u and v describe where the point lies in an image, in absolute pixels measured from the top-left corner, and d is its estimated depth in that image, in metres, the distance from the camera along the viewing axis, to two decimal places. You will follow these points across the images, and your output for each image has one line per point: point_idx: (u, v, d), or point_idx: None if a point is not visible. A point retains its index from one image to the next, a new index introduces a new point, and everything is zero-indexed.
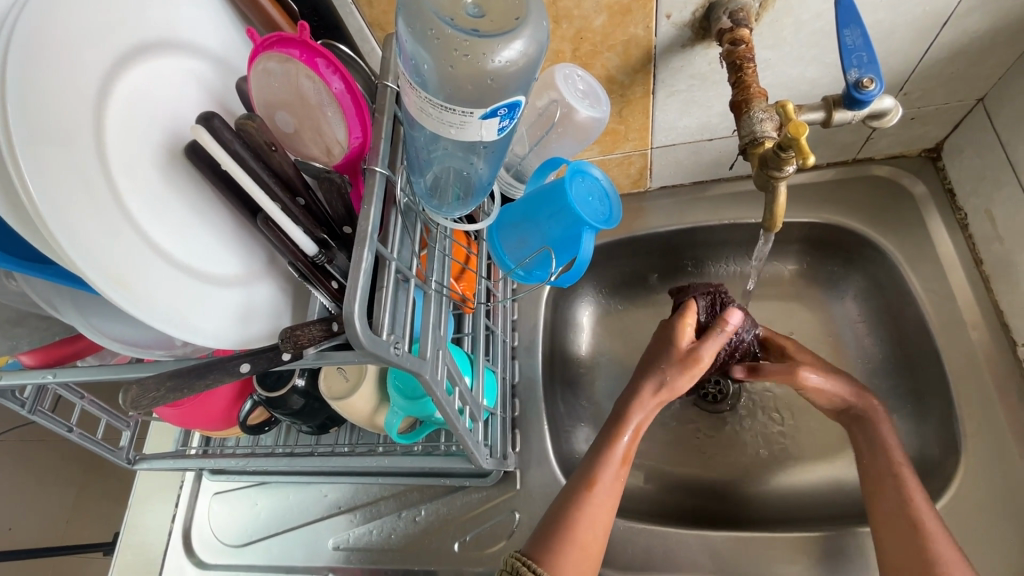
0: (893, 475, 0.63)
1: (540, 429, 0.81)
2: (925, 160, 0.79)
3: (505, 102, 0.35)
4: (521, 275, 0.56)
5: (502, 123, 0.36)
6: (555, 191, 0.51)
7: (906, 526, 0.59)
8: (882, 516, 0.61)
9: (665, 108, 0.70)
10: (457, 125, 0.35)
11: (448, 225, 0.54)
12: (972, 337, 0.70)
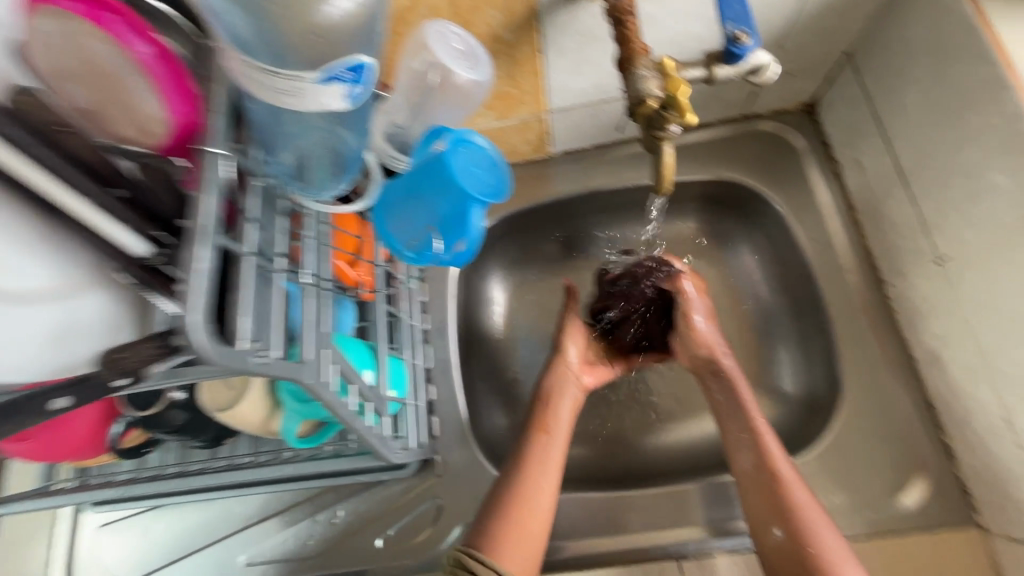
0: (737, 435, 0.68)
1: (458, 411, 0.79)
2: (804, 114, 0.83)
3: (347, 63, 0.30)
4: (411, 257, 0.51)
5: (350, 91, 0.31)
6: (439, 167, 0.46)
7: (766, 481, 0.63)
8: (745, 476, 0.65)
9: (556, 68, 0.67)
10: (294, 94, 0.30)
11: (322, 209, 0.48)
12: (847, 280, 0.75)
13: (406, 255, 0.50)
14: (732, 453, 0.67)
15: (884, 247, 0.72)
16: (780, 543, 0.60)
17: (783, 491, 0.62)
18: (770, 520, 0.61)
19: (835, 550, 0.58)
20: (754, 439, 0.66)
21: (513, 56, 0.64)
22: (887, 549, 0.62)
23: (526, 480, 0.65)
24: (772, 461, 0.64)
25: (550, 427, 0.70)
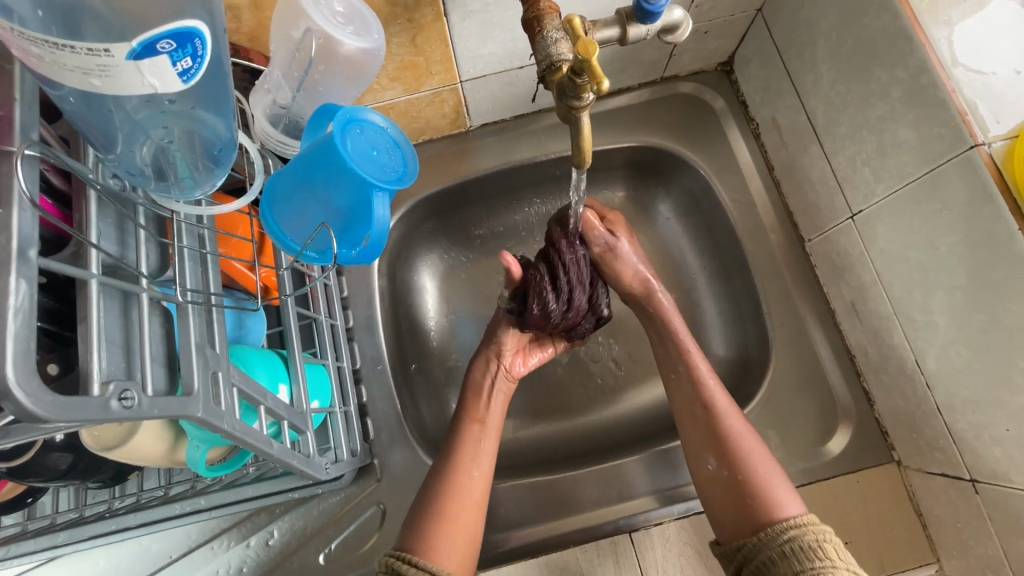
0: (677, 374, 0.69)
1: (394, 409, 0.74)
2: (721, 73, 0.82)
3: (164, 30, 0.27)
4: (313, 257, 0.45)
5: (175, 61, 0.28)
6: (329, 150, 0.40)
7: (703, 416, 0.65)
8: (685, 415, 0.67)
9: (462, 32, 0.62)
10: (104, 71, 0.27)
11: (198, 209, 0.41)
12: (770, 239, 0.76)
13: (306, 255, 0.44)
14: (673, 393, 0.69)
15: (801, 204, 0.73)
16: (719, 473, 0.61)
17: (717, 420, 0.64)
18: (707, 452, 0.63)
19: (769, 473, 0.60)
20: (690, 375, 0.68)
21: (415, 20, 0.58)
22: (818, 494, 0.66)
23: (459, 473, 0.63)
24: (711, 395, 0.66)
25: (482, 419, 0.68)
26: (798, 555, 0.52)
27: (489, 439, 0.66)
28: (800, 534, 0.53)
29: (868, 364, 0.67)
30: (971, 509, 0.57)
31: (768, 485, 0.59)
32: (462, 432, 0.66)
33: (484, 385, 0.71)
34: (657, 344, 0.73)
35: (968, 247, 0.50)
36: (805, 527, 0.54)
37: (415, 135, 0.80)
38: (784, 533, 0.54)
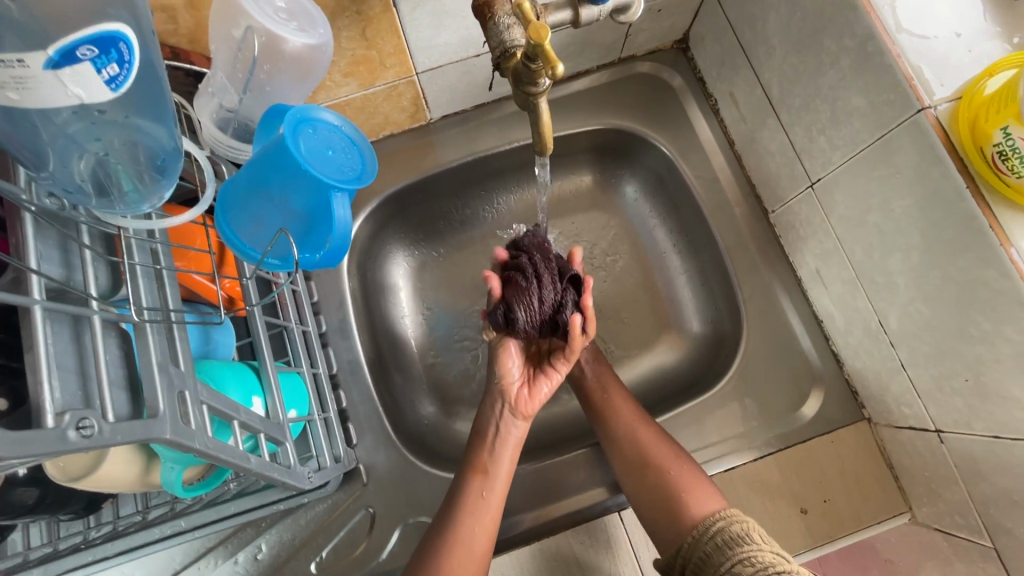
0: (605, 398, 0.72)
1: (375, 412, 0.73)
2: (677, 51, 0.82)
3: (85, 37, 0.26)
4: (276, 264, 0.43)
5: (101, 70, 0.27)
6: (282, 152, 0.39)
7: (625, 434, 0.68)
8: (611, 442, 0.68)
9: (414, 22, 0.60)
10: (21, 83, 0.25)
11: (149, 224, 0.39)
12: (735, 213, 0.78)
13: (267, 263, 0.43)
14: (602, 421, 0.70)
15: (763, 176, 0.74)
16: (643, 487, 0.64)
17: (632, 437, 0.67)
18: (631, 469, 0.65)
19: (693, 475, 0.63)
20: (604, 404, 0.71)
21: (364, 12, 0.57)
22: (796, 457, 0.68)
23: (461, 526, 0.59)
24: (625, 418, 0.69)
25: (484, 467, 0.64)
26: (728, 544, 0.56)
27: (496, 487, 0.63)
28: (727, 522, 0.58)
29: (836, 329, 0.69)
30: (938, 459, 0.60)
31: (694, 485, 0.62)
32: (464, 484, 0.63)
33: (488, 432, 0.67)
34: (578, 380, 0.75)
35: (920, 206, 0.51)
36: (730, 517, 0.58)
37: (375, 132, 0.78)
38: (712, 525, 0.58)
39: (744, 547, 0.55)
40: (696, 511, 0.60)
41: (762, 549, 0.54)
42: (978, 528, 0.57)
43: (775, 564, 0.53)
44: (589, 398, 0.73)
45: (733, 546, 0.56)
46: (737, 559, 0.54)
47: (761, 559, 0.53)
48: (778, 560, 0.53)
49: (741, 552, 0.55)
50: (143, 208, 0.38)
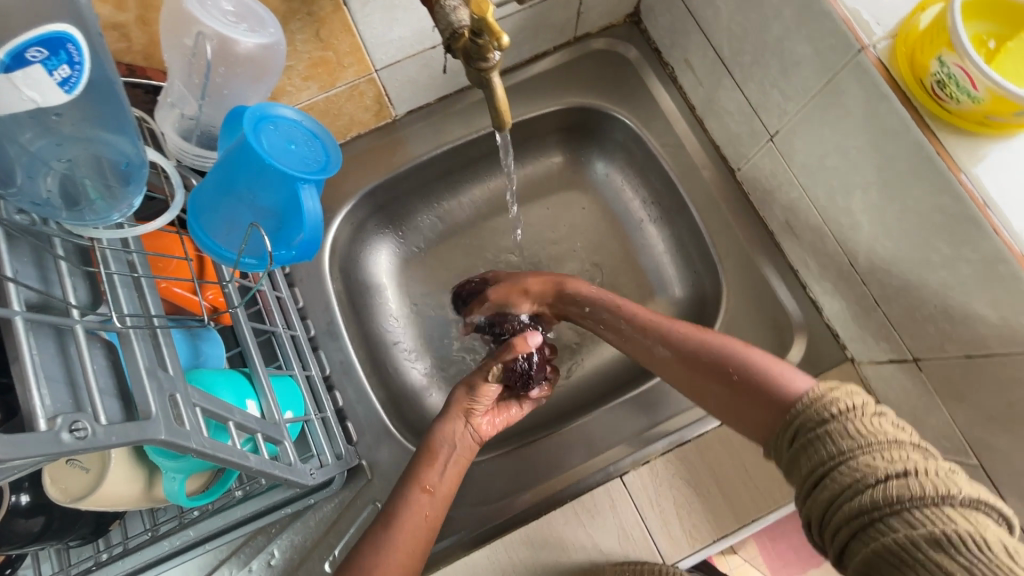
0: (633, 323, 0.68)
1: (372, 408, 0.74)
2: (631, 25, 0.84)
3: (35, 41, 0.28)
4: (253, 263, 0.44)
5: (53, 71, 0.29)
6: (244, 151, 0.40)
7: (677, 356, 0.62)
8: (669, 364, 0.63)
9: (366, 18, 0.62)
10: None
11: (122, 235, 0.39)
12: (703, 176, 0.79)
13: (245, 263, 0.43)
14: (650, 351, 0.66)
15: (724, 136, 0.76)
16: (719, 399, 0.58)
17: (700, 349, 0.60)
18: (701, 382, 0.60)
19: (768, 366, 0.55)
20: (657, 337, 0.65)
21: (315, 12, 0.58)
22: None
23: (401, 534, 0.57)
24: (683, 335, 0.63)
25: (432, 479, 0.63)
26: (819, 444, 0.46)
27: (440, 495, 0.62)
28: (838, 412, 0.46)
29: (811, 276, 0.71)
30: (920, 387, 0.61)
31: (779, 381, 0.53)
32: (409, 500, 0.60)
33: (439, 449, 0.65)
34: (624, 314, 0.70)
35: (871, 142, 0.53)
36: (815, 401, 0.49)
37: (342, 133, 0.79)
38: (804, 407, 0.49)
39: (878, 454, 0.43)
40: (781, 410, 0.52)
41: (900, 457, 0.43)
42: (964, 448, 0.59)
43: (910, 472, 0.42)
44: (637, 335, 0.67)
45: (843, 438, 0.45)
46: (851, 456, 0.44)
47: (898, 467, 0.42)
48: (916, 461, 0.43)
49: (862, 446, 0.44)
50: (114, 217, 0.38)
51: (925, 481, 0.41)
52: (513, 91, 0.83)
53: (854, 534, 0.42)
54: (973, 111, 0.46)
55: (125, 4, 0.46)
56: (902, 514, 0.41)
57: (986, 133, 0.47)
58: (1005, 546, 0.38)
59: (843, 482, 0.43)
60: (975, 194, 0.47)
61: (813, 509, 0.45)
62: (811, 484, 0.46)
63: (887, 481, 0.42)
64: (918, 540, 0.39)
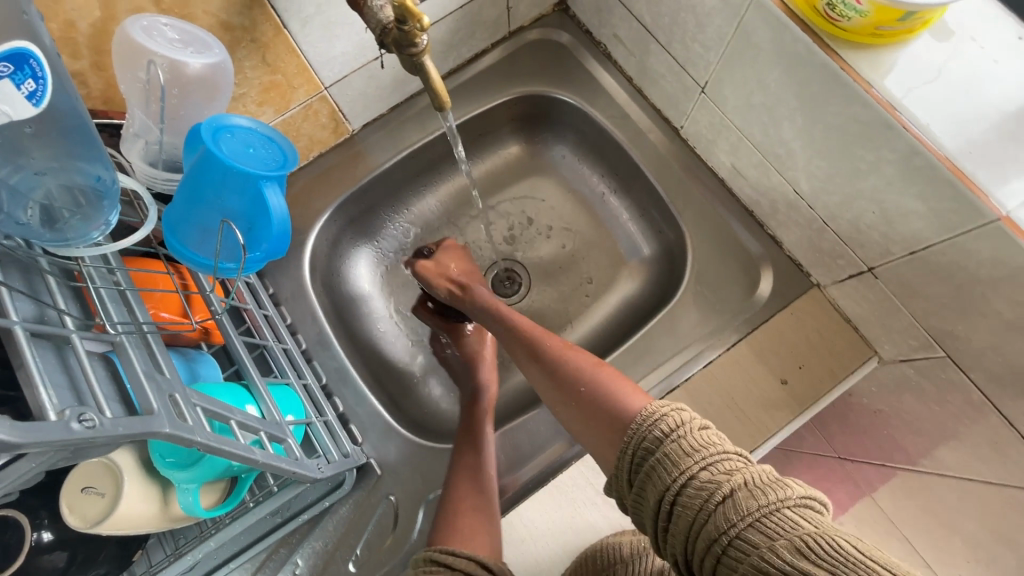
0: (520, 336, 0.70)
1: (372, 408, 0.77)
2: (560, 13, 0.89)
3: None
4: (231, 267, 0.47)
5: (20, 84, 0.32)
6: (208, 162, 0.43)
7: (542, 369, 0.66)
8: (543, 384, 0.65)
9: (307, 38, 0.64)
10: None
11: (100, 253, 0.42)
12: (651, 139, 0.84)
13: (223, 267, 0.47)
14: (527, 369, 0.68)
15: (663, 99, 0.81)
16: (574, 415, 0.60)
17: (562, 364, 0.64)
18: (558, 398, 0.63)
19: (610, 383, 0.59)
20: (524, 359, 0.68)
21: (257, 39, 0.61)
22: (762, 336, 0.73)
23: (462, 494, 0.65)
24: (549, 351, 0.66)
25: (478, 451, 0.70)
26: (663, 465, 0.47)
27: (486, 474, 0.68)
28: (669, 433, 0.48)
29: (764, 213, 0.75)
30: (879, 294, 0.65)
31: (620, 397, 0.57)
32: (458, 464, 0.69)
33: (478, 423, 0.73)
34: (509, 326, 0.72)
35: (784, 71, 0.57)
36: (652, 413, 0.51)
37: (305, 154, 0.83)
38: (638, 429, 0.50)
39: (717, 473, 0.45)
40: (618, 426, 0.55)
41: (732, 468, 0.45)
42: (930, 342, 0.63)
43: (744, 482, 0.43)
44: (516, 349, 0.70)
45: (681, 457, 0.46)
46: (689, 478, 0.45)
47: (728, 484, 0.43)
48: (744, 469, 0.45)
49: (699, 462, 0.46)
50: (92, 236, 0.41)
51: (759, 487, 0.43)
52: (460, 90, 0.87)
53: (718, 560, 0.42)
54: (863, 26, 0.50)
55: (80, 51, 0.50)
56: (741, 535, 0.41)
57: (879, 43, 0.51)
58: (844, 538, 0.39)
59: (693, 507, 0.44)
60: (881, 96, 0.51)
61: (677, 547, 0.45)
62: (665, 513, 0.46)
63: (726, 501, 0.43)
64: (775, 555, 0.39)
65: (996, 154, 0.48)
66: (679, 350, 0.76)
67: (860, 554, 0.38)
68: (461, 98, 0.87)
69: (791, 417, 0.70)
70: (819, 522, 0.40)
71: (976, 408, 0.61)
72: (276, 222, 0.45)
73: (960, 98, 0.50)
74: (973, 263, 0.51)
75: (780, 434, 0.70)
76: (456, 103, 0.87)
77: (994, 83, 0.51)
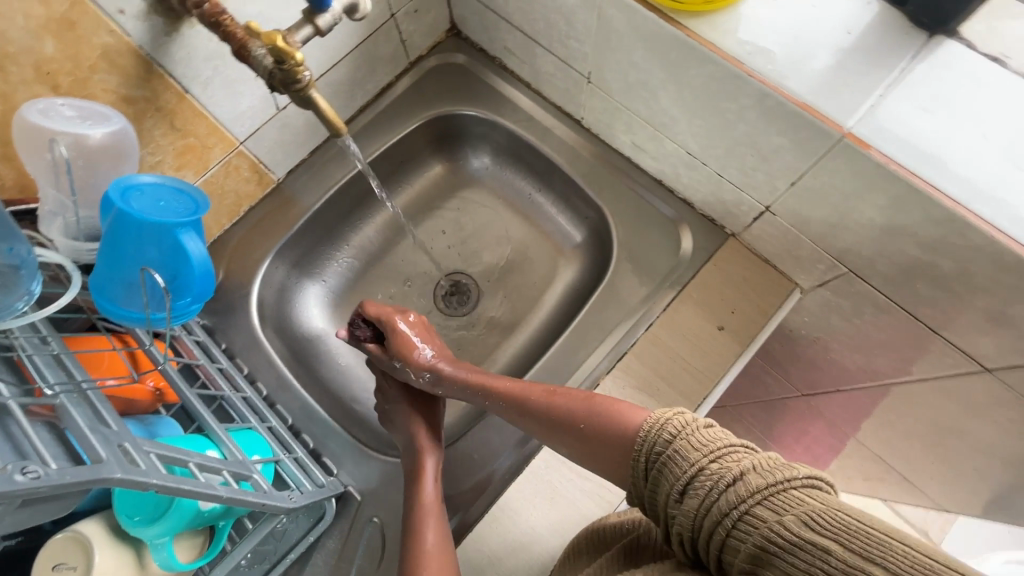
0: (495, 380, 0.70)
1: (343, 438, 0.78)
2: (453, 37, 0.95)
3: None
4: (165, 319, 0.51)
5: None
6: (122, 221, 0.46)
7: (532, 413, 0.65)
8: (529, 417, 0.65)
9: (212, 99, 0.68)
10: None
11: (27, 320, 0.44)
12: (558, 134, 0.90)
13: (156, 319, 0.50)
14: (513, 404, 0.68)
15: (559, 96, 0.87)
16: (575, 445, 0.61)
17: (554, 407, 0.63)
18: (561, 433, 0.62)
19: (612, 409, 0.59)
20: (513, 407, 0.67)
21: (162, 107, 0.64)
22: (693, 291, 0.79)
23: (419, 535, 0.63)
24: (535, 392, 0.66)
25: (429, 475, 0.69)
26: (673, 460, 0.49)
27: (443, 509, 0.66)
28: (680, 430, 0.50)
29: (670, 179, 0.82)
30: (780, 229, 0.71)
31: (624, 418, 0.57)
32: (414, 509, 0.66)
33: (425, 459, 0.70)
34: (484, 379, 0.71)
35: (643, 48, 0.64)
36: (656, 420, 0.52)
37: (235, 210, 0.86)
38: (647, 432, 0.52)
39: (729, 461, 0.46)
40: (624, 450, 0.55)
41: (741, 457, 0.46)
42: (833, 262, 0.69)
43: (755, 467, 0.45)
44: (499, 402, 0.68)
45: (692, 450, 0.48)
46: (701, 464, 0.47)
47: (737, 469, 0.45)
48: (753, 456, 0.46)
49: (709, 454, 0.47)
50: (16, 306, 0.44)
51: (769, 471, 0.44)
52: (373, 124, 0.93)
53: (723, 537, 0.44)
54: None
55: None
56: (748, 513, 0.43)
57: (713, 8, 0.58)
58: (849, 511, 0.40)
59: (701, 495, 0.46)
60: (725, 52, 0.57)
61: (685, 522, 0.46)
62: (677, 496, 0.47)
63: (736, 481, 0.45)
64: (782, 528, 0.41)
65: (833, 81, 0.55)
66: (621, 320, 0.81)
67: (867, 524, 0.39)
68: (375, 131, 0.93)
69: (734, 360, 0.75)
70: (826, 499, 0.42)
71: (885, 310, 0.67)
72: (200, 268, 0.50)
73: (790, 42, 0.56)
74: (838, 180, 0.58)
75: (727, 376, 0.74)
76: (371, 136, 0.92)
77: (819, 24, 0.57)
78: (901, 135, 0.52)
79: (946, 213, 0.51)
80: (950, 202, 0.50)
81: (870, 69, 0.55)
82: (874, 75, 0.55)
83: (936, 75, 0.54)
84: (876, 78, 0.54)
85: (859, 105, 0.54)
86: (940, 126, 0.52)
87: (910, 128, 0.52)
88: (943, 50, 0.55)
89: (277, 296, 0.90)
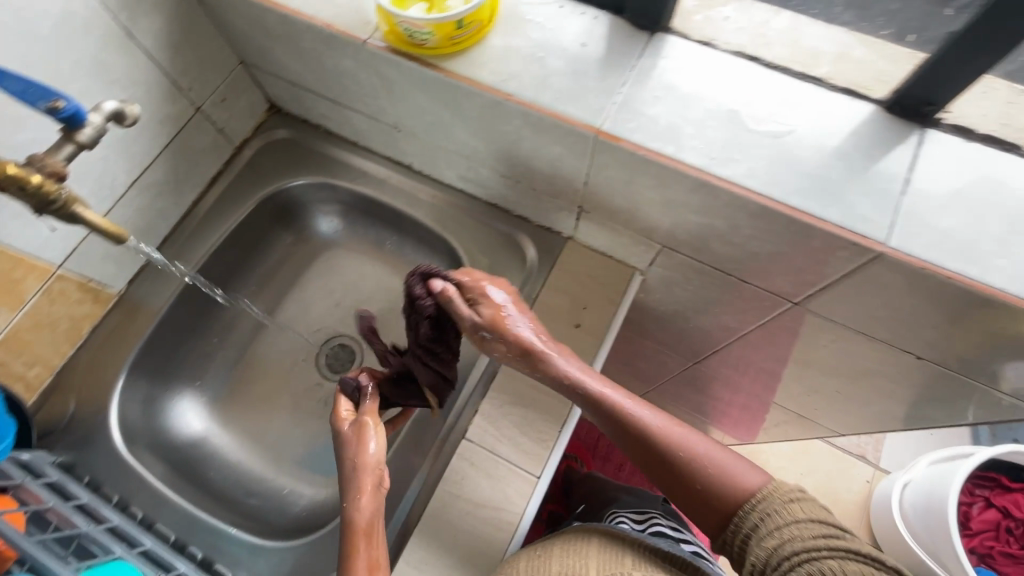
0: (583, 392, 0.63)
1: (232, 538, 0.75)
2: (274, 114, 0.99)
3: None
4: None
5: None
6: None
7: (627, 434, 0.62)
8: (616, 436, 0.62)
9: (4, 231, 0.67)
10: None
11: None
12: (395, 183, 0.94)
13: None
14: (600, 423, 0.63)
15: (385, 147, 0.91)
16: (669, 480, 0.60)
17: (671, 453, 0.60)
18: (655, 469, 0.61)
19: (730, 465, 0.59)
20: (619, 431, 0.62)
21: None
22: (547, 298, 0.82)
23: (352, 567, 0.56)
24: (636, 417, 0.61)
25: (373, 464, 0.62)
26: (777, 518, 0.55)
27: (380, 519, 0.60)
28: (796, 496, 0.56)
29: (501, 200, 0.86)
30: (597, 224, 0.77)
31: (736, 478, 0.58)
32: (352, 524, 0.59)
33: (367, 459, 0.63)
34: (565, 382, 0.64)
35: (420, 94, 0.69)
36: (774, 494, 0.56)
37: (77, 335, 0.83)
38: (763, 495, 0.56)
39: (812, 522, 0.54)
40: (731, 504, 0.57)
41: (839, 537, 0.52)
42: (649, 243, 0.75)
43: (855, 551, 0.51)
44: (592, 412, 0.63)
45: (797, 511, 0.54)
46: (800, 521, 0.53)
47: (823, 535, 0.52)
48: (846, 539, 0.52)
49: (810, 519, 0.54)
50: None
51: (865, 553, 0.51)
52: (210, 212, 0.93)
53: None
54: (442, 40, 0.62)
55: None
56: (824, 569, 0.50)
57: (464, 48, 0.63)
58: None
59: (784, 540, 0.53)
60: (482, 84, 0.62)
61: (759, 558, 0.54)
62: (760, 536, 0.55)
63: (827, 546, 0.51)
64: None
65: (576, 88, 0.61)
66: None
67: None
68: (215, 220, 0.92)
69: (596, 352, 0.79)
70: None
71: (704, 273, 0.74)
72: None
73: (535, 62, 0.62)
74: (611, 172, 0.64)
75: (594, 368, 0.78)
76: (210, 224, 0.92)
77: (558, 42, 0.63)
78: (641, 124, 0.59)
79: (694, 181, 0.57)
80: (693, 171, 0.57)
81: (606, 73, 0.61)
82: (611, 77, 0.61)
83: (661, 67, 0.61)
84: (613, 80, 0.61)
85: (603, 106, 0.60)
86: (672, 108, 0.59)
87: (649, 116, 0.59)
88: (663, 44, 0.62)
89: (144, 410, 0.86)
